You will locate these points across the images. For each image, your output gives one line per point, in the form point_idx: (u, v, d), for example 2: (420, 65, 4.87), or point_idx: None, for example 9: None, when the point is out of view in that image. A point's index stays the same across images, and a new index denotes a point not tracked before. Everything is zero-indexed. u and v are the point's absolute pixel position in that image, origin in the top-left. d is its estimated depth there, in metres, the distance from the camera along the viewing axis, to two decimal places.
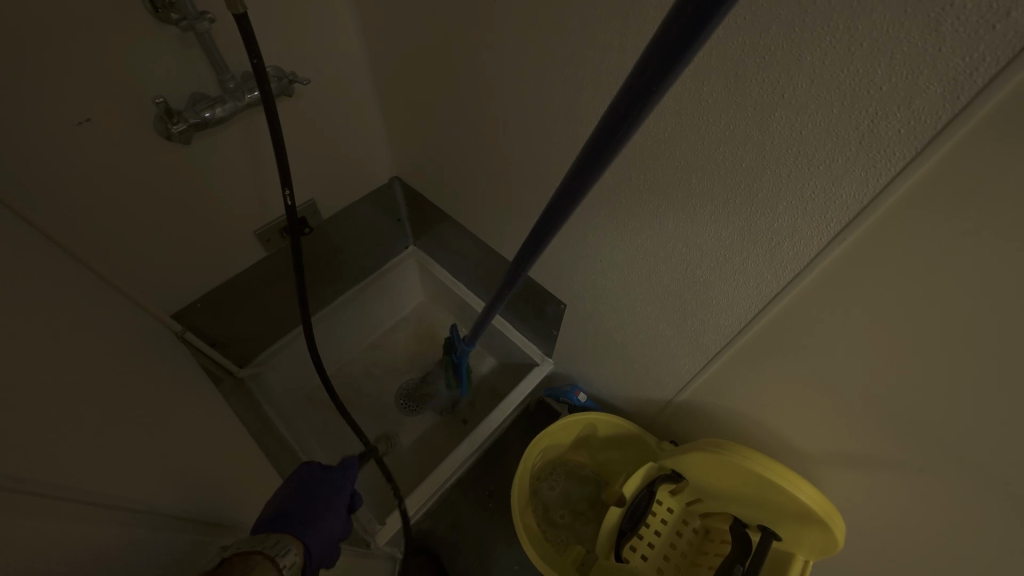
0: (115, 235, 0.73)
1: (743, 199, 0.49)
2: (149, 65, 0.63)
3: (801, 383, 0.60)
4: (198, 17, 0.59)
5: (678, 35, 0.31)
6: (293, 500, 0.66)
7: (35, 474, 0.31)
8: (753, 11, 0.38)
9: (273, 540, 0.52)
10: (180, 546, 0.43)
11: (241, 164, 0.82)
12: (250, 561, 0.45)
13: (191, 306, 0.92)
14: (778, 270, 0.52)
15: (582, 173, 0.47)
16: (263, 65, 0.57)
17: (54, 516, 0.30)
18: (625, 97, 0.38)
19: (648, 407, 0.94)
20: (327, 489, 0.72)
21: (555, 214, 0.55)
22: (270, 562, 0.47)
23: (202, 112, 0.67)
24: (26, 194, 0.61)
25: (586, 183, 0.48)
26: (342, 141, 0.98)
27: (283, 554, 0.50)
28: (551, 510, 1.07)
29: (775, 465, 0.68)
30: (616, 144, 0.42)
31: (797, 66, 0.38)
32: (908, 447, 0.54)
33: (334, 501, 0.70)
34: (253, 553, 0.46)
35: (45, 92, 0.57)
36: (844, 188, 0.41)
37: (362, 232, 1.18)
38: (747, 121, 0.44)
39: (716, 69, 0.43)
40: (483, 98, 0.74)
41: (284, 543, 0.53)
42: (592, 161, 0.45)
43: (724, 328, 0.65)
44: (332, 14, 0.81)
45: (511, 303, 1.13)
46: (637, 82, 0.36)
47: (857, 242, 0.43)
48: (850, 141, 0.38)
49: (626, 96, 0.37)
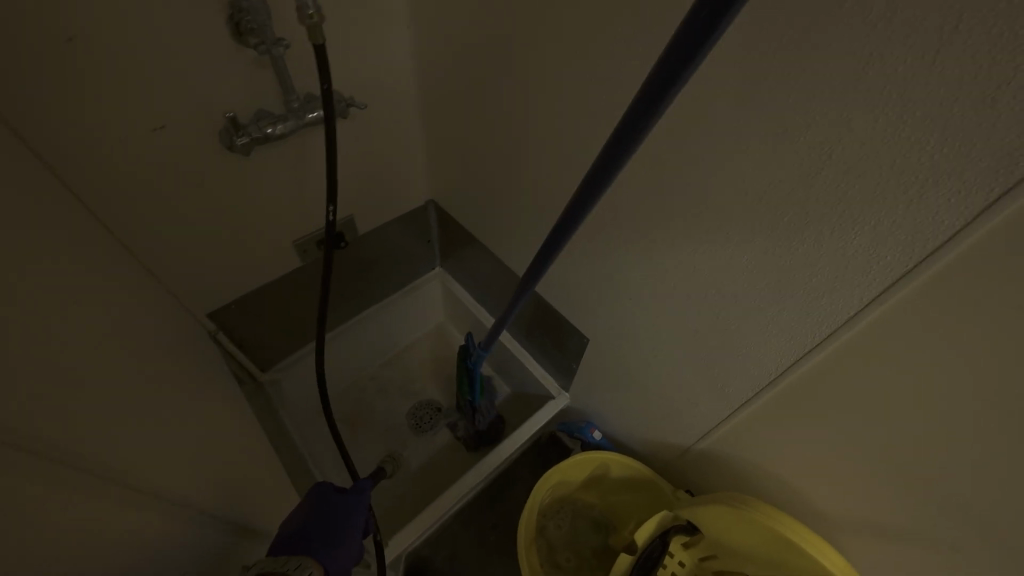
0: (165, 233, 0.77)
1: (782, 252, 0.50)
2: (223, 82, 0.69)
3: (828, 440, 0.58)
4: (275, 43, 0.65)
5: (689, 42, 0.33)
6: (310, 524, 0.66)
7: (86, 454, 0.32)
8: (806, 76, 0.40)
9: (295, 561, 0.52)
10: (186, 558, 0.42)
11: (290, 176, 0.87)
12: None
13: (225, 307, 0.96)
14: (814, 327, 0.51)
15: (595, 194, 0.49)
16: (331, 91, 0.61)
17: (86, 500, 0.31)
18: (636, 108, 0.39)
19: (665, 451, 0.92)
20: (340, 512, 0.70)
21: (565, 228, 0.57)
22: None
23: (265, 128, 0.73)
24: (95, 190, 0.66)
25: (597, 195, 0.49)
26: (384, 162, 1.03)
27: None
28: (556, 550, 1.02)
29: (803, 530, 0.66)
30: (623, 154, 0.43)
31: (848, 127, 0.39)
32: (948, 523, 0.51)
33: (350, 528, 0.69)
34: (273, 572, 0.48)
35: (128, 100, 0.62)
36: (889, 250, 0.41)
37: (392, 250, 1.22)
38: (793, 177, 0.45)
39: (765, 126, 0.44)
40: (525, 133, 0.77)
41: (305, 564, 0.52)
42: (603, 173, 0.46)
43: (751, 379, 0.64)
44: (392, 47, 0.87)
45: (532, 333, 1.14)
46: (647, 95, 0.38)
47: (900, 304, 0.43)
48: (897, 205, 0.39)
49: (637, 107, 0.39)
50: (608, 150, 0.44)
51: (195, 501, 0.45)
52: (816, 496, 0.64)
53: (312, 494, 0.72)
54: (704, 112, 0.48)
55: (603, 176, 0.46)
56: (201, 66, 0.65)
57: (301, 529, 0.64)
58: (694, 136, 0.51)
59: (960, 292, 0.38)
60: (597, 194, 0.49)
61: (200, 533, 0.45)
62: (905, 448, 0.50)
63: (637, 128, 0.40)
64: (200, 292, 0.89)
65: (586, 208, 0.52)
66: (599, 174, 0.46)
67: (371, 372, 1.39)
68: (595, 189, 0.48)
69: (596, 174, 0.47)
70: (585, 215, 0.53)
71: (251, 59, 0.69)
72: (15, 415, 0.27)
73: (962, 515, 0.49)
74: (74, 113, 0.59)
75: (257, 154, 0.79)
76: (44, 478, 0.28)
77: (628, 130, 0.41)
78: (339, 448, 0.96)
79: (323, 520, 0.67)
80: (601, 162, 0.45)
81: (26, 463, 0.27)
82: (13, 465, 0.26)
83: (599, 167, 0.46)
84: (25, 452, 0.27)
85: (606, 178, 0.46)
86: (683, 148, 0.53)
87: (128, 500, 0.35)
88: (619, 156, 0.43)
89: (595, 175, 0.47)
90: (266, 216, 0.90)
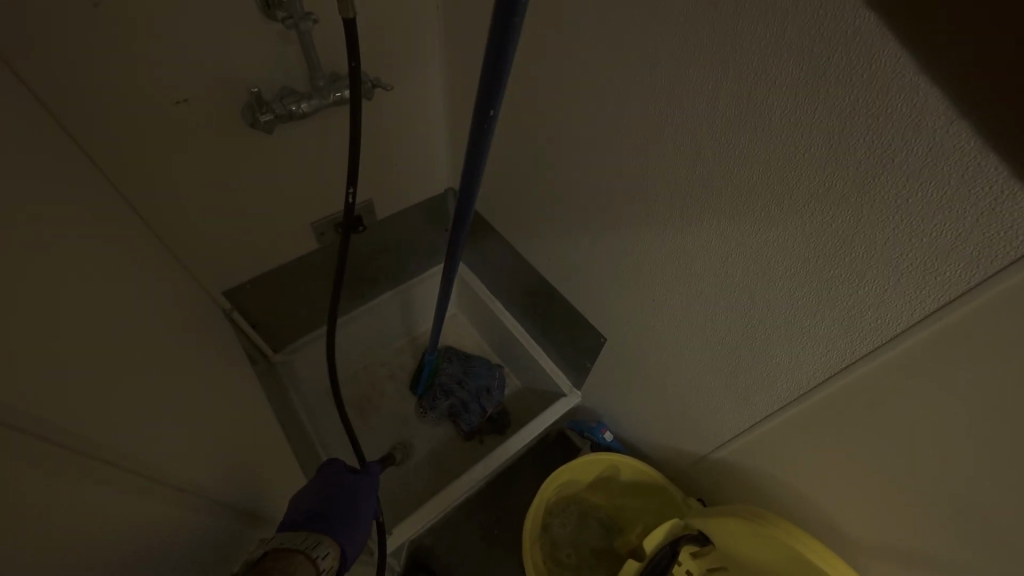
0: (184, 208, 0.77)
1: (826, 260, 0.47)
2: (248, 57, 0.67)
3: (858, 460, 0.55)
4: (303, 18, 0.63)
5: None
6: (324, 501, 0.67)
7: (92, 434, 0.30)
8: (872, 70, 0.36)
9: (313, 540, 0.55)
10: (198, 542, 0.42)
11: (312, 156, 0.86)
12: (291, 557, 0.49)
13: (240, 286, 0.96)
14: (855, 340, 0.48)
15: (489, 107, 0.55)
16: (359, 68, 0.59)
17: (103, 477, 0.31)
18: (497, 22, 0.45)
19: (678, 457, 0.90)
20: (352, 490, 0.72)
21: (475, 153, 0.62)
22: (311, 563, 0.50)
23: (289, 106, 0.71)
24: (116, 161, 0.65)
25: (495, 107, 0.55)
26: (405, 147, 1.01)
27: (324, 556, 0.54)
28: (558, 547, 1.01)
29: (827, 551, 0.62)
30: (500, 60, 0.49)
31: (914, 129, 0.36)
32: (982, 558, 0.48)
33: (361, 506, 0.71)
34: (295, 552, 0.50)
35: (152, 73, 0.62)
36: (951, 265, 0.38)
37: (410, 236, 1.20)
38: (845, 181, 0.42)
39: (820, 123, 0.41)
40: (551, 123, 0.75)
41: (321, 540, 0.56)
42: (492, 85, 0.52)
43: (778, 391, 0.61)
44: (422, 28, 0.85)
45: (546, 328, 1.12)
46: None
47: (955, 324, 0.40)
48: (965, 218, 0.36)
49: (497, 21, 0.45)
50: (489, 64, 0.50)
51: (207, 489, 0.43)
52: (836, 515, 0.62)
53: (322, 474, 0.73)
54: (755, 107, 0.46)
55: (494, 90, 0.52)
56: (225, 36, 0.64)
57: (317, 505, 0.66)
58: (742, 131, 0.48)
59: None
60: (494, 105, 0.55)
61: (204, 524, 0.43)
62: (953, 479, 0.47)
63: (505, 39, 0.46)
64: (216, 269, 0.89)
65: (484, 134, 0.58)
66: (489, 89, 0.52)
67: (382, 358, 1.38)
68: (491, 101, 0.54)
69: (486, 88, 0.52)
70: (489, 135, 0.59)
71: (275, 32, 0.67)
72: (13, 393, 0.25)
73: (1011, 557, 0.45)
74: (97, 81, 0.58)
75: (279, 133, 0.78)
76: (42, 463, 0.26)
77: (498, 46, 0.47)
78: (346, 423, 0.94)
79: (337, 497, 0.69)
80: (484, 87, 0.52)
81: (26, 446, 0.25)
82: (14, 450, 0.24)
83: (487, 80, 0.51)
84: (24, 435, 0.25)
85: (497, 88, 0.52)
86: (727, 145, 0.50)
87: (141, 492, 0.34)
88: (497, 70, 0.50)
89: (487, 88, 0.52)
90: (284, 196, 0.89)
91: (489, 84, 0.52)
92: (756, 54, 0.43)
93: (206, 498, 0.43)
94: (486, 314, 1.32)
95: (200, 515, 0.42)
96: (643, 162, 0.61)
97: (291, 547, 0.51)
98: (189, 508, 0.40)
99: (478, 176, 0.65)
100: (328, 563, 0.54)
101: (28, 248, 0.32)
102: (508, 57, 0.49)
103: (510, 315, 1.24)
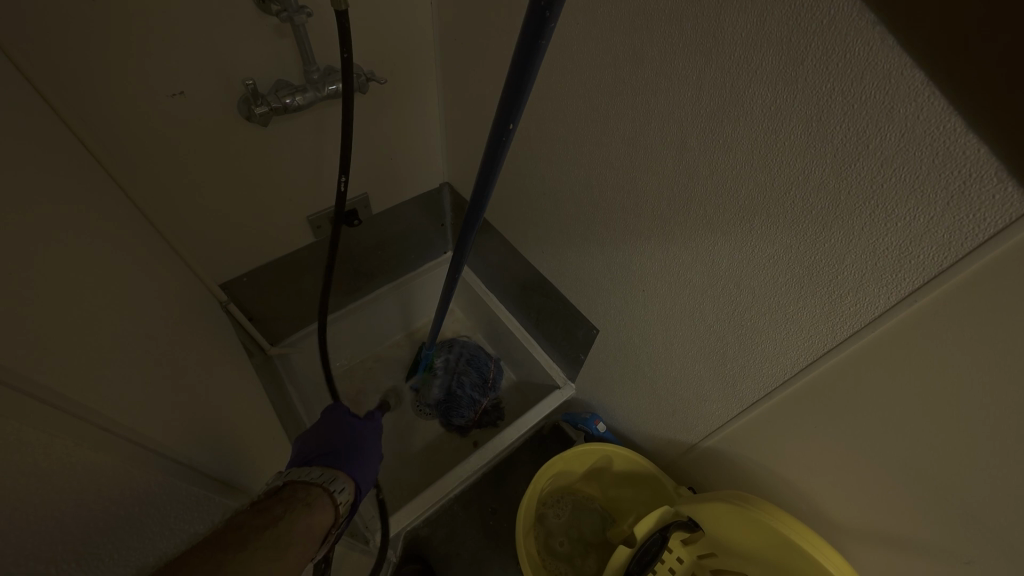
0: (181, 201, 0.77)
1: (807, 247, 0.48)
2: (242, 51, 0.68)
3: (845, 447, 0.56)
4: (297, 11, 0.64)
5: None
6: (324, 449, 0.71)
7: (84, 399, 0.31)
8: (850, 57, 0.37)
9: (330, 474, 0.61)
10: (207, 502, 0.43)
11: (307, 151, 0.87)
12: (309, 491, 0.56)
13: (238, 280, 0.96)
14: (836, 325, 0.50)
15: (510, 120, 0.55)
16: (352, 60, 0.60)
17: (110, 454, 0.32)
18: (526, 41, 0.46)
19: (669, 447, 0.91)
20: (356, 432, 0.76)
21: (491, 157, 0.61)
22: (327, 496, 0.57)
23: (283, 98, 0.72)
24: (112, 153, 0.66)
25: (515, 120, 0.55)
26: (400, 141, 1.02)
27: (340, 491, 0.59)
28: (552, 535, 1.03)
29: (809, 532, 0.64)
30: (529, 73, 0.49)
31: (887, 116, 0.37)
32: (961, 536, 0.49)
33: (365, 442, 0.75)
34: (313, 486, 0.57)
35: (148, 65, 0.62)
36: (924, 248, 0.39)
37: (406, 231, 1.21)
38: (824, 168, 0.43)
39: (800, 112, 0.42)
40: (543, 117, 0.75)
41: (338, 476, 0.62)
42: (513, 96, 0.52)
43: (764, 378, 0.62)
44: (416, 23, 0.86)
45: (541, 323, 1.13)
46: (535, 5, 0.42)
47: (930, 305, 0.41)
48: (937, 202, 0.37)
49: (526, 41, 0.46)
50: (511, 79, 0.50)
51: (213, 470, 0.45)
52: (822, 499, 0.63)
53: (325, 419, 0.77)
54: (738, 97, 0.47)
55: (514, 105, 0.53)
56: (221, 31, 0.65)
57: (320, 450, 0.70)
58: (726, 122, 0.49)
59: (1004, 294, 0.36)
60: (515, 119, 0.55)
61: (209, 508, 0.44)
62: (940, 464, 0.47)
63: (529, 58, 0.47)
64: (212, 262, 0.89)
65: (504, 138, 0.58)
66: (509, 104, 0.53)
67: (377, 353, 1.40)
68: (512, 114, 0.54)
69: (507, 103, 0.53)
70: (507, 142, 0.59)
71: (271, 26, 0.68)
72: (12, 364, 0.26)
73: (995, 537, 0.46)
74: (95, 74, 0.59)
75: (273, 127, 0.79)
76: (44, 426, 0.28)
77: (522, 64, 0.48)
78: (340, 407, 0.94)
79: (343, 442, 0.72)
80: (507, 93, 0.52)
81: (29, 410, 0.27)
82: (26, 415, 0.27)
83: (509, 95, 0.52)
84: (26, 397, 0.27)
85: (518, 103, 0.53)
86: (711, 135, 0.51)
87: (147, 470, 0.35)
88: (520, 89, 0.51)
89: (508, 101, 0.53)
90: (280, 189, 0.89)
91: (509, 97, 0.52)
92: (738, 45, 0.44)
93: (211, 481, 0.44)
94: (482, 309, 1.33)
95: (208, 494, 0.43)
96: (634, 156, 0.62)
97: (309, 483, 0.57)
98: (201, 488, 0.42)
99: (493, 183, 0.65)
100: (345, 495, 0.60)
101: (29, 236, 0.34)
102: (532, 75, 0.49)
103: (504, 309, 1.26)
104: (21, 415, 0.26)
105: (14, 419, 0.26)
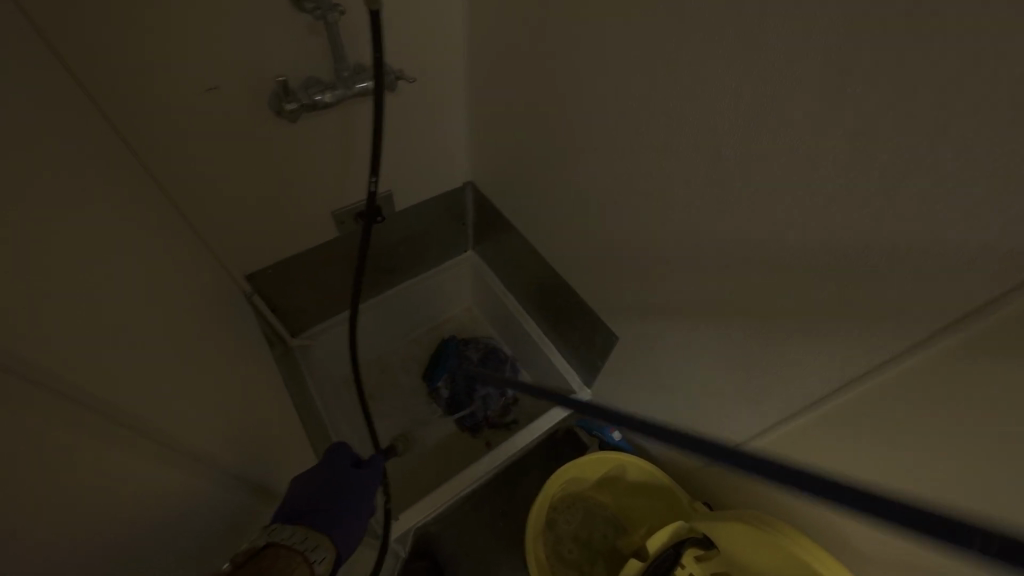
0: (212, 194, 0.79)
1: (845, 267, 0.46)
2: (275, 47, 0.69)
3: (872, 475, 0.54)
4: (330, 9, 0.65)
5: None
6: (317, 499, 0.66)
7: (94, 387, 0.31)
8: (902, 70, 0.35)
9: (313, 540, 0.53)
10: (216, 500, 0.44)
11: (336, 148, 0.88)
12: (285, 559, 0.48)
13: (264, 272, 0.98)
14: (873, 350, 0.47)
15: None
16: (382, 59, 0.60)
17: (124, 448, 0.32)
18: None
19: (686, 459, 0.89)
20: (352, 487, 0.70)
21: None
22: (305, 568, 0.49)
23: (314, 96, 0.73)
24: (145, 145, 0.67)
25: None
26: (427, 139, 1.02)
27: (320, 562, 0.51)
28: (561, 542, 1.01)
29: (838, 565, 0.61)
30: None
31: (943, 134, 0.35)
32: None
33: (362, 501, 0.69)
34: (292, 553, 0.49)
35: (185, 60, 0.64)
36: (974, 277, 0.37)
37: (428, 229, 1.21)
38: (871, 185, 0.41)
39: (845, 127, 0.41)
40: (571, 120, 0.74)
41: (322, 542, 0.54)
42: None
43: (792, 398, 0.60)
44: (447, 21, 0.85)
45: (560, 327, 1.12)
46: None
47: (979, 335, 0.38)
48: (991, 230, 0.35)
49: None
50: None
51: (227, 463, 0.45)
52: (846, 524, 0.61)
53: (328, 461, 0.73)
54: (776, 108, 0.45)
55: None
56: (255, 26, 0.66)
57: (310, 502, 0.65)
58: (762, 135, 0.47)
59: None
60: None
61: (219, 507, 0.45)
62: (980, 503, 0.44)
63: None
64: (239, 254, 0.91)
65: None
66: None
67: (393, 349, 1.40)
68: None
69: None
70: None
71: (303, 23, 0.69)
72: (40, 354, 0.27)
73: None
74: (136, 68, 0.61)
75: (302, 123, 0.80)
76: (56, 417, 0.27)
77: None
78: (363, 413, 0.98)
79: (338, 492, 0.68)
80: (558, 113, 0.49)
81: (46, 402, 0.27)
82: (46, 407, 0.27)
83: None
84: (43, 390, 0.27)
85: None
86: (750, 149, 0.49)
87: (155, 463, 0.35)
88: None
89: None
90: (308, 184, 0.90)
91: None
92: (778, 55, 0.43)
93: (225, 475, 0.45)
94: (500, 310, 1.33)
95: (222, 492, 0.44)
96: (665, 164, 0.60)
97: (289, 547, 0.50)
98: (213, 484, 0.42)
99: None
100: (324, 568, 0.52)
101: (65, 227, 0.34)
102: None
103: (522, 310, 1.25)
104: (48, 407, 0.27)
105: (34, 411, 0.26)
